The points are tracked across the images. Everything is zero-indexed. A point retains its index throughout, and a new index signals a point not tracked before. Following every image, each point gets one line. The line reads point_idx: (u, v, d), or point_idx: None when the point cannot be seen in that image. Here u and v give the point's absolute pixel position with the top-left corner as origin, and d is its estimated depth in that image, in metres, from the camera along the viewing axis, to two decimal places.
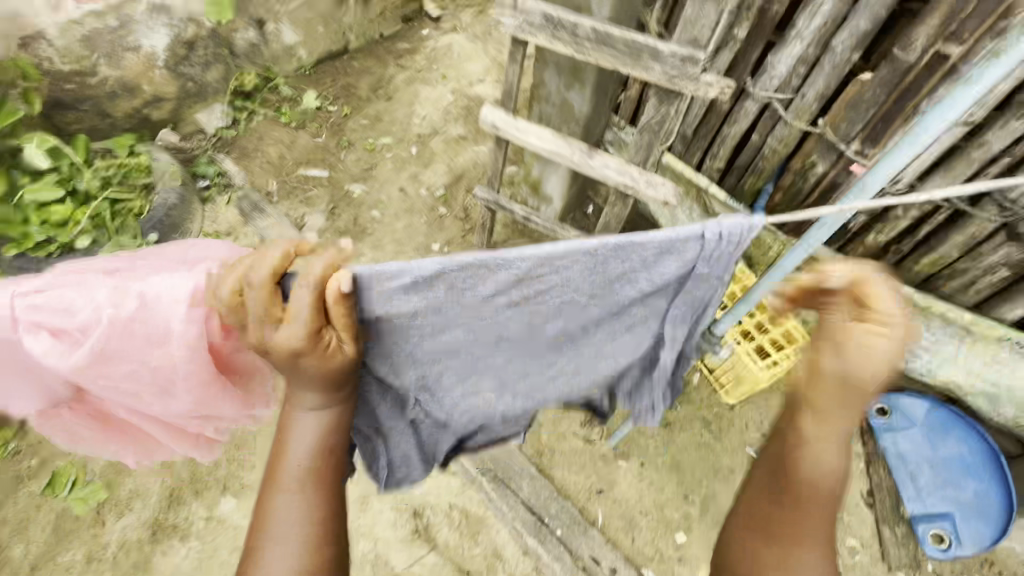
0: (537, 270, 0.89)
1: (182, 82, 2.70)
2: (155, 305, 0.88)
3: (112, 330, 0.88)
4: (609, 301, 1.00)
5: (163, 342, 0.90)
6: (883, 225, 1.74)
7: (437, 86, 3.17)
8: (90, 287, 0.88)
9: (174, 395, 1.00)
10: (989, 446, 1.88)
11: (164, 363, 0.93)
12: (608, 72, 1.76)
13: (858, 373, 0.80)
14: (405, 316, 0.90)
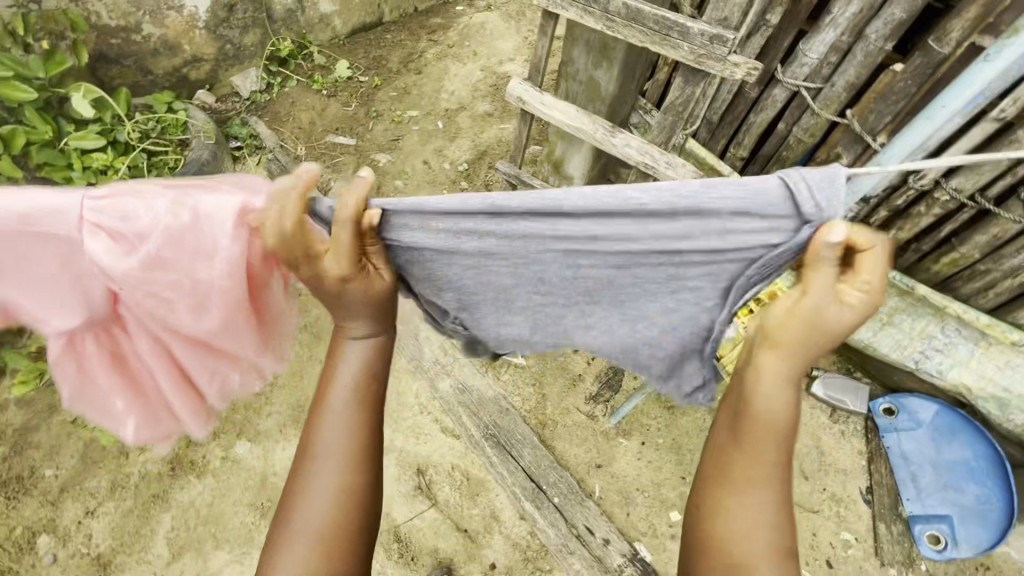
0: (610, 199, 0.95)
1: (220, 44, 2.78)
2: (206, 219, 0.91)
3: (165, 239, 0.91)
4: (659, 254, 1.00)
5: (208, 255, 0.92)
6: (904, 222, 1.73)
7: (468, 62, 3.20)
8: (149, 199, 0.91)
9: (204, 316, 0.98)
10: (994, 452, 1.89)
11: (206, 277, 0.94)
12: (636, 51, 1.77)
13: (829, 324, 0.80)
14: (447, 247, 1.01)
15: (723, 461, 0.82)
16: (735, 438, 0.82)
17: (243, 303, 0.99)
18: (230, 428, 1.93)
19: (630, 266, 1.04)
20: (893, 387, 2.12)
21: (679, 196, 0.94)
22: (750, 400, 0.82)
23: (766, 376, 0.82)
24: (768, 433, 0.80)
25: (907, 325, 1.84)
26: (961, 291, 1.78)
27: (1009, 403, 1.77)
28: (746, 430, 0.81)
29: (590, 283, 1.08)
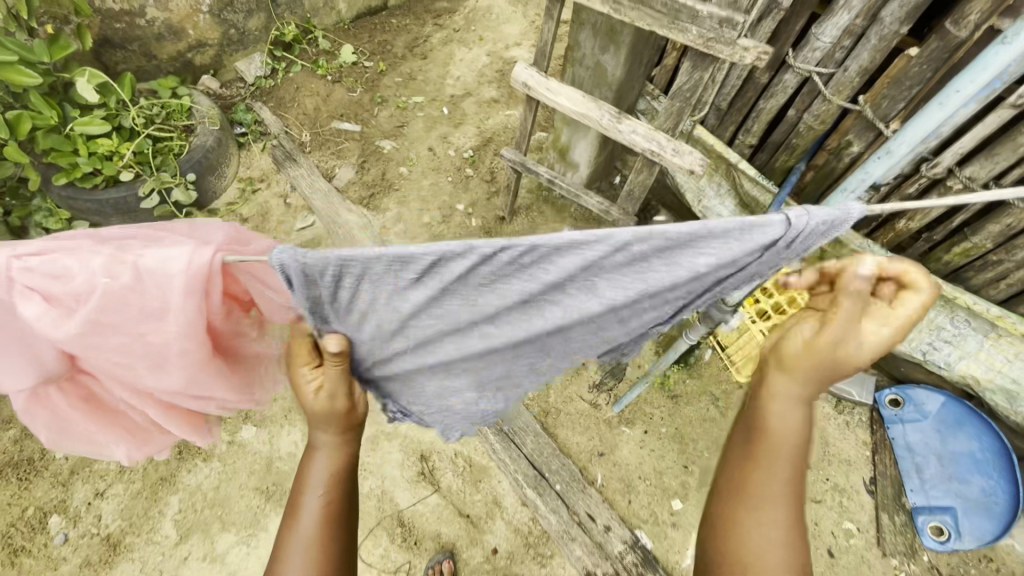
0: (584, 248, 0.87)
1: (224, 29, 2.76)
2: (149, 280, 0.94)
3: (110, 301, 0.94)
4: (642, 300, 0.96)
5: (158, 315, 0.98)
6: (915, 211, 1.70)
7: (474, 47, 3.16)
8: (85, 257, 0.93)
9: (164, 370, 1.07)
10: (1001, 444, 1.85)
11: (159, 338, 1.01)
12: (644, 35, 1.73)
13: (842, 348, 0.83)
14: (414, 294, 0.95)
15: (738, 483, 0.84)
16: (753, 458, 0.84)
17: (203, 360, 1.09)
18: (236, 412, 1.96)
19: (614, 310, 0.99)
20: (900, 378, 2.10)
21: (667, 241, 0.85)
22: (772, 424, 0.85)
23: (791, 409, 0.85)
24: (783, 454, 0.83)
25: (914, 315, 1.82)
26: (972, 282, 1.75)
27: (1017, 396, 1.75)
28: (760, 453, 0.84)
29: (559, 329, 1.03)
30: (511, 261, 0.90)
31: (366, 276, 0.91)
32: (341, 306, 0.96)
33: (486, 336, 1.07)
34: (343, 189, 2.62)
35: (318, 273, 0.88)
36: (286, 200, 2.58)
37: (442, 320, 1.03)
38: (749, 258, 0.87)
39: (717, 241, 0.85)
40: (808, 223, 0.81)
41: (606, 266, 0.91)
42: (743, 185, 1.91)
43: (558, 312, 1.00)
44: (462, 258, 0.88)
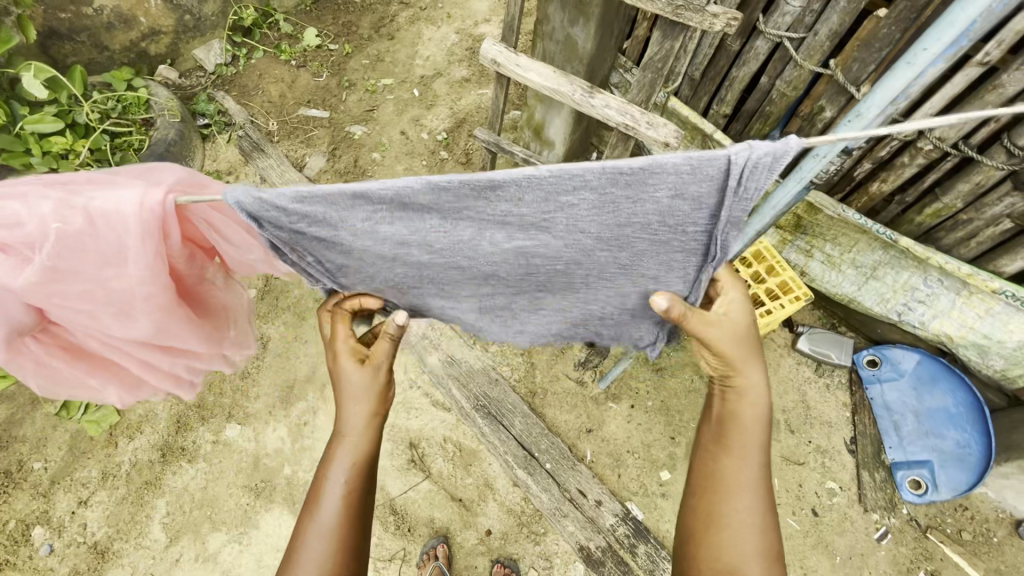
0: (537, 195, 0.88)
1: (179, 15, 2.64)
2: (101, 222, 0.89)
3: (68, 249, 0.90)
4: (620, 241, 0.97)
5: (118, 262, 0.94)
6: (888, 174, 1.71)
7: (442, 25, 3.07)
8: (32, 201, 0.88)
9: (133, 319, 1.06)
10: (974, 397, 1.90)
11: (122, 286, 0.98)
12: (613, 6, 1.70)
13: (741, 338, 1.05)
14: (387, 241, 0.95)
15: (711, 478, 1.00)
16: (721, 454, 1.01)
17: (170, 304, 1.07)
18: (219, 412, 1.93)
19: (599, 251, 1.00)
20: (877, 339, 2.15)
21: (617, 183, 0.86)
22: (728, 420, 1.03)
23: (744, 400, 1.03)
24: (745, 442, 1.01)
25: (890, 277, 1.86)
26: (943, 241, 1.78)
27: (988, 350, 1.79)
28: (725, 447, 1.01)
29: (545, 272, 1.07)
30: (476, 200, 0.88)
31: (329, 217, 0.89)
32: (307, 249, 0.95)
33: (466, 270, 1.05)
34: (315, 178, 2.55)
35: (274, 216, 0.86)
36: None
37: (418, 260, 1.01)
38: (705, 195, 0.88)
39: (669, 178, 0.85)
40: (754, 154, 0.79)
41: (565, 211, 0.91)
42: None
43: (529, 258, 1.02)
44: (418, 198, 0.86)
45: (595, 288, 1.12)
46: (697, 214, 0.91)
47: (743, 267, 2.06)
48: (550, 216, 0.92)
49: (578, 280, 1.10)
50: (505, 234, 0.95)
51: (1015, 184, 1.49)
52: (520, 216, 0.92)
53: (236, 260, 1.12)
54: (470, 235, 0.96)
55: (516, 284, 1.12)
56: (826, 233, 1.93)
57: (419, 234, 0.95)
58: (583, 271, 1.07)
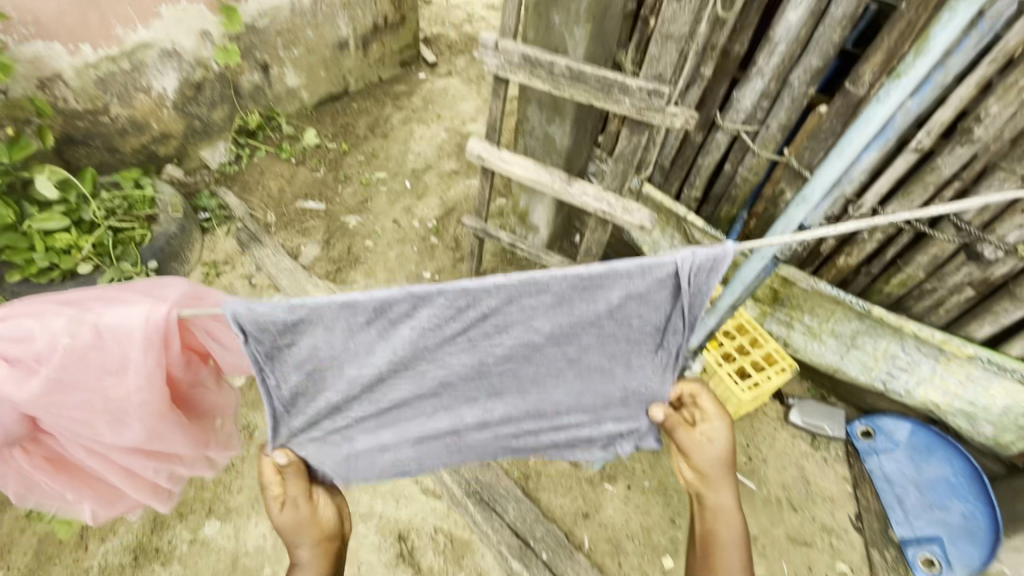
0: (499, 304, 0.95)
1: (189, 120, 2.85)
2: (109, 336, 0.91)
3: (73, 361, 0.92)
4: (574, 337, 1.03)
5: (119, 371, 0.95)
6: (851, 248, 1.82)
7: (432, 125, 3.35)
8: (46, 319, 0.90)
9: (127, 427, 1.04)
10: (972, 466, 1.88)
11: (120, 394, 0.98)
12: (585, 108, 1.89)
13: (718, 456, 1.10)
14: (352, 351, 0.97)
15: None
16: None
17: (165, 410, 1.05)
18: (198, 507, 1.84)
19: (557, 347, 1.05)
20: (868, 409, 2.16)
21: (574, 287, 0.95)
22: (710, 540, 1.06)
23: (721, 519, 1.06)
24: (731, 563, 1.02)
25: (869, 346, 1.91)
26: (914, 310, 1.86)
27: (976, 416, 1.80)
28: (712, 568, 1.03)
29: (507, 375, 1.09)
30: (438, 310, 0.94)
31: (303, 330, 0.91)
32: (270, 367, 0.95)
33: (411, 381, 1.06)
34: (309, 266, 2.64)
35: (258, 332, 0.88)
36: (251, 280, 2.57)
37: (366, 374, 1.01)
38: (658, 293, 0.98)
39: (623, 280, 0.95)
40: (697, 259, 0.91)
41: (522, 314, 0.98)
42: (694, 236, 2.02)
43: (484, 361, 1.05)
44: (398, 306, 0.91)
45: (543, 389, 1.14)
46: (651, 309, 1.01)
47: (728, 340, 2.09)
48: (509, 321, 0.98)
49: (533, 383, 1.12)
50: (463, 337, 1.00)
51: (968, 255, 1.60)
52: (480, 322, 0.98)
53: (232, 366, 1.10)
54: (431, 343, 0.99)
55: (452, 392, 1.11)
56: (803, 305, 2.00)
57: (388, 344, 0.97)
58: (541, 373, 1.10)
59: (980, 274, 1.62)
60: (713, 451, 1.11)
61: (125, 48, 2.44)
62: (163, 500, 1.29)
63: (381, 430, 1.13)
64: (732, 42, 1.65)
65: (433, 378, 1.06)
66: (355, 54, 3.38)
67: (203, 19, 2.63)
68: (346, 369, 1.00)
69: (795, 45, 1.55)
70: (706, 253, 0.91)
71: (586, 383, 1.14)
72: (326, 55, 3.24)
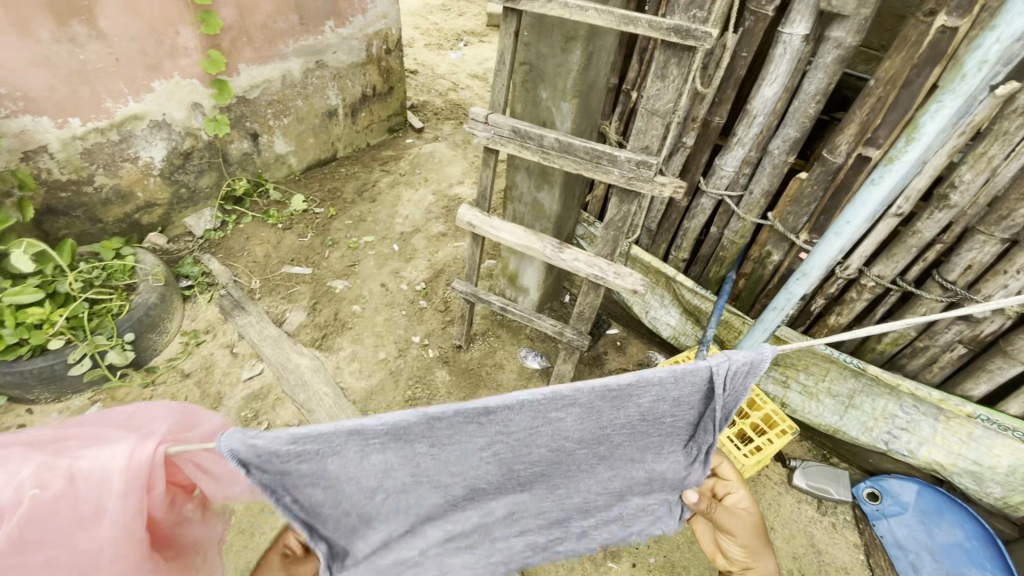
0: (531, 417, 0.93)
1: (175, 188, 2.84)
2: (84, 484, 0.85)
3: (40, 516, 0.84)
4: (605, 438, 1.01)
5: (92, 522, 0.87)
6: (841, 307, 1.84)
7: (420, 188, 3.40)
8: (13, 467, 0.83)
9: None
10: (984, 529, 1.82)
11: (90, 547, 0.89)
12: (573, 176, 1.93)
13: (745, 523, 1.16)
14: (380, 471, 0.92)
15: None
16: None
17: (140, 562, 0.94)
18: None
19: (591, 450, 1.02)
20: (872, 470, 2.10)
21: (606, 396, 0.93)
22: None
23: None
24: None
25: (867, 405, 1.89)
26: (908, 367, 1.85)
27: (983, 477, 1.76)
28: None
29: (539, 479, 1.06)
30: (469, 426, 0.91)
31: (325, 456, 0.86)
32: (296, 492, 0.88)
33: (440, 494, 1.00)
34: (294, 332, 2.56)
35: (275, 463, 0.82)
36: (233, 349, 2.47)
37: (397, 487, 0.96)
38: (688, 395, 0.98)
39: (659, 387, 0.95)
40: (732, 365, 0.92)
41: (551, 425, 0.95)
42: (685, 296, 2.04)
43: (515, 468, 1.01)
44: (416, 427, 0.87)
45: (575, 487, 1.10)
46: (685, 408, 1.00)
47: None
48: (537, 432, 0.96)
49: (564, 483, 1.08)
50: (492, 450, 0.96)
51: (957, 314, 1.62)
52: (508, 435, 0.95)
53: (221, 497, 1.01)
54: (463, 455, 0.95)
55: (483, 498, 1.06)
56: (797, 363, 2.00)
57: (419, 459, 0.93)
58: (573, 473, 1.06)
59: (970, 332, 1.63)
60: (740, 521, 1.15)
61: (115, 119, 2.46)
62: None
63: (406, 548, 1.05)
64: (712, 114, 1.72)
65: (464, 487, 1.01)
66: (344, 122, 3.47)
67: (194, 91, 2.68)
68: (377, 488, 0.94)
69: (772, 117, 1.63)
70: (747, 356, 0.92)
71: (617, 481, 1.10)
72: (315, 124, 3.32)
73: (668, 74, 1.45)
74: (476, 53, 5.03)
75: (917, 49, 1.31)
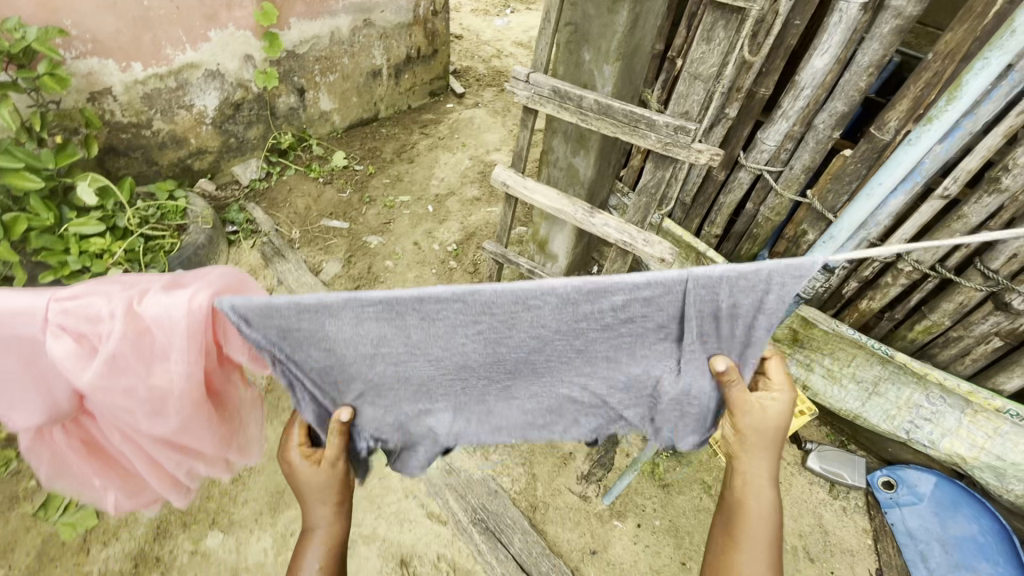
0: (529, 303, 0.90)
1: (225, 138, 2.97)
2: (159, 325, 0.87)
3: (123, 347, 0.88)
4: (580, 330, 0.95)
5: (166, 356, 0.90)
6: (874, 292, 1.80)
7: (457, 152, 3.44)
8: (110, 297, 0.87)
9: (163, 417, 0.97)
10: (1001, 525, 1.79)
11: (164, 380, 0.92)
12: (610, 141, 1.93)
13: (771, 427, 0.98)
14: (368, 342, 0.92)
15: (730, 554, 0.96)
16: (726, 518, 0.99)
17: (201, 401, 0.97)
18: (203, 517, 1.83)
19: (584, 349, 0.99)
20: (890, 459, 2.08)
21: (614, 287, 0.89)
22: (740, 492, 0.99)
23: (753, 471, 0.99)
24: (759, 539, 0.95)
25: (892, 393, 1.87)
26: (938, 358, 1.82)
27: (1004, 472, 1.74)
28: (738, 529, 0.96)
29: (532, 375, 1.03)
30: (460, 309, 0.90)
31: (320, 317, 0.87)
32: (292, 353, 0.90)
33: (433, 374, 0.99)
34: (329, 282, 2.68)
35: (265, 319, 0.84)
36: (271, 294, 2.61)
37: (390, 362, 0.95)
38: (664, 296, 0.90)
39: (667, 288, 0.89)
40: (778, 265, 0.86)
41: (542, 315, 0.92)
42: None
43: (505, 357, 0.98)
44: (406, 299, 0.86)
45: (562, 384, 1.05)
46: (681, 307, 0.92)
47: None
48: (532, 321, 0.93)
49: (553, 381, 1.05)
50: (475, 330, 0.93)
51: (996, 304, 1.57)
52: (505, 320, 0.92)
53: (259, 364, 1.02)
54: (450, 337, 0.94)
55: (472, 388, 1.05)
56: (823, 347, 1.97)
57: (414, 338, 0.93)
58: (564, 369, 1.02)
59: (1009, 325, 1.59)
60: (763, 420, 0.98)
61: (173, 66, 2.57)
62: (181, 493, 1.19)
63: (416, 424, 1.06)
64: (758, 85, 1.69)
65: (454, 371, 1.00)
66: (387, 82, 3.52)
67: (247, 42, 2.76)
68: (351, 364, 0.94)
69: (821, 88, 1.58)
70: (735, 265, 0.86)
71: (605, 379, 1.04)
72: (359, 82, 3.38)
73: (714, 36, 1.43)
74: (522, 21, 4.96)
75: (981, 21, 1.26)
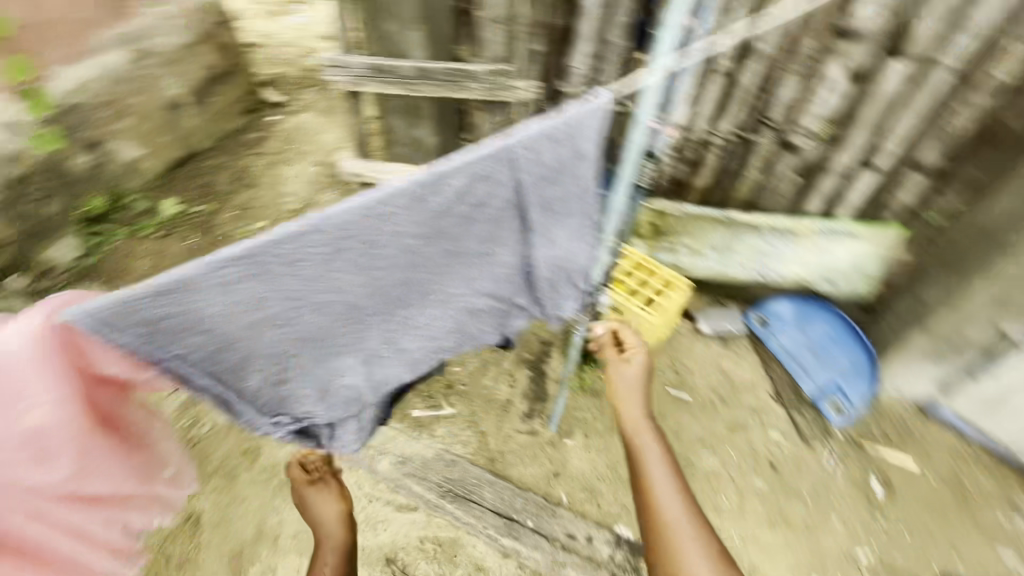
0: (384, 217, 0.88)
1: (20, 223, 2.55)
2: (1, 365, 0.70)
3: None
4: (442, 229, 0.96)
5: (25, 398, 0.74)
6: (701, 169, 2.11)
7: (299, 162, 3.28)
8: None
9: (54, 466, 0.82)
10: (840, 316, 2.20)
11: (34, 425, 0.77)
12: (443, 104, 1.98)
13: (630, 381, 1.29)
14: (239, 312, 0.86)
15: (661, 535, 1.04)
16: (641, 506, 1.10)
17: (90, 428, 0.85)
18: None
19: (453, 247, 1.02)
20: None
21: (451, 176, 0.90)
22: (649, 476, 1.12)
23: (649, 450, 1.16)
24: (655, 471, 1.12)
25: (741, 247, 2.21)
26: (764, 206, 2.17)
27: (833, 277, 2.16)
28: (655, 510, 1.07)
29: (413, 293, 1.05)
30: (321, 244, 0.86)
31: (179, 301, 0.79)
32: (160, 348, 0.82)
33: (320, 321, 0.96)
34: None
35: (112, 320, 0.75)
36: None
37: (269, 324, 0.90)
38: (497, 172, 0.94)
39: (499, 161, 0.92)
40: (577, 113, 0.94)
41: (401, 227, 0.91)
42: None
43: (382, 281, 0.98)
44: (264, 250, 0.81)
45: (445, 289, 1.09)
46: (519, 180, 0.97)
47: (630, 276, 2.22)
48: (394, 235, 0.92)
49: (434, 290, 1.07)
50: (346, 262, 0.90)
51: (786, 147, 1.94)
52: (368, 244, 0.90)
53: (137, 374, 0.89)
54: (324, 278, 0.90)
55: (365, 326, 1.04)
56: (680, 229, 2.26)
57: (284, 290, 0.87)
58: (441, 274, 1.05)
59: (800, 161, 1.95)
60: (624, 378, 1.29)
61: None
62: (115, 556, 1.02)
63: (321, 376, 1.05)
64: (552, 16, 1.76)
65: (339, 313, 0.98)
66: (195, 110, 3.21)
67: (5, 107, 2.36)
68: (228, 335, 0.87)
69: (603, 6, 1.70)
70: (546, 120, 0.92)
71: (488, 272, 1.11)
72: (161, 118, 3.03)
73: None
74: (319, 12, 4.74)
75: None
